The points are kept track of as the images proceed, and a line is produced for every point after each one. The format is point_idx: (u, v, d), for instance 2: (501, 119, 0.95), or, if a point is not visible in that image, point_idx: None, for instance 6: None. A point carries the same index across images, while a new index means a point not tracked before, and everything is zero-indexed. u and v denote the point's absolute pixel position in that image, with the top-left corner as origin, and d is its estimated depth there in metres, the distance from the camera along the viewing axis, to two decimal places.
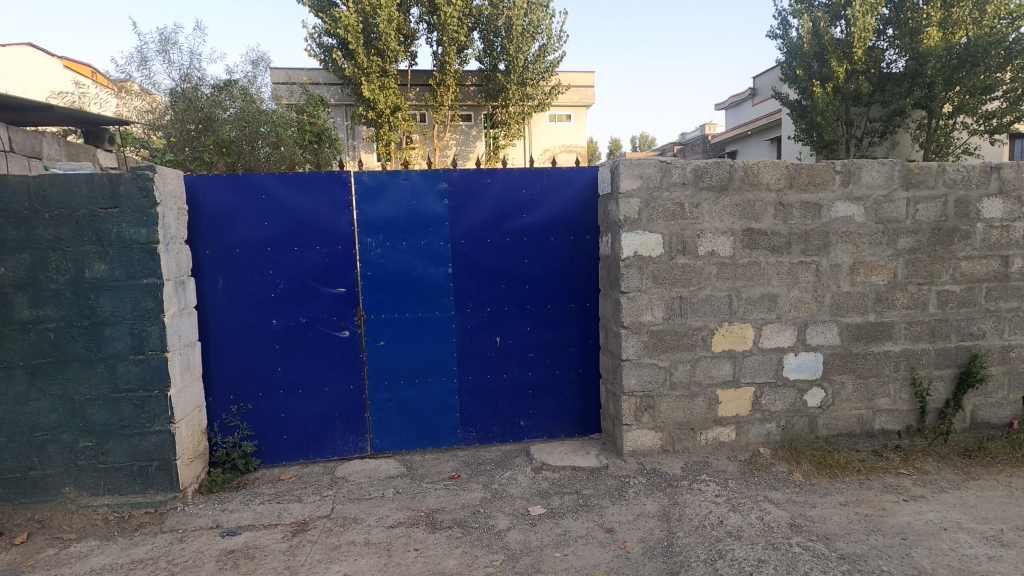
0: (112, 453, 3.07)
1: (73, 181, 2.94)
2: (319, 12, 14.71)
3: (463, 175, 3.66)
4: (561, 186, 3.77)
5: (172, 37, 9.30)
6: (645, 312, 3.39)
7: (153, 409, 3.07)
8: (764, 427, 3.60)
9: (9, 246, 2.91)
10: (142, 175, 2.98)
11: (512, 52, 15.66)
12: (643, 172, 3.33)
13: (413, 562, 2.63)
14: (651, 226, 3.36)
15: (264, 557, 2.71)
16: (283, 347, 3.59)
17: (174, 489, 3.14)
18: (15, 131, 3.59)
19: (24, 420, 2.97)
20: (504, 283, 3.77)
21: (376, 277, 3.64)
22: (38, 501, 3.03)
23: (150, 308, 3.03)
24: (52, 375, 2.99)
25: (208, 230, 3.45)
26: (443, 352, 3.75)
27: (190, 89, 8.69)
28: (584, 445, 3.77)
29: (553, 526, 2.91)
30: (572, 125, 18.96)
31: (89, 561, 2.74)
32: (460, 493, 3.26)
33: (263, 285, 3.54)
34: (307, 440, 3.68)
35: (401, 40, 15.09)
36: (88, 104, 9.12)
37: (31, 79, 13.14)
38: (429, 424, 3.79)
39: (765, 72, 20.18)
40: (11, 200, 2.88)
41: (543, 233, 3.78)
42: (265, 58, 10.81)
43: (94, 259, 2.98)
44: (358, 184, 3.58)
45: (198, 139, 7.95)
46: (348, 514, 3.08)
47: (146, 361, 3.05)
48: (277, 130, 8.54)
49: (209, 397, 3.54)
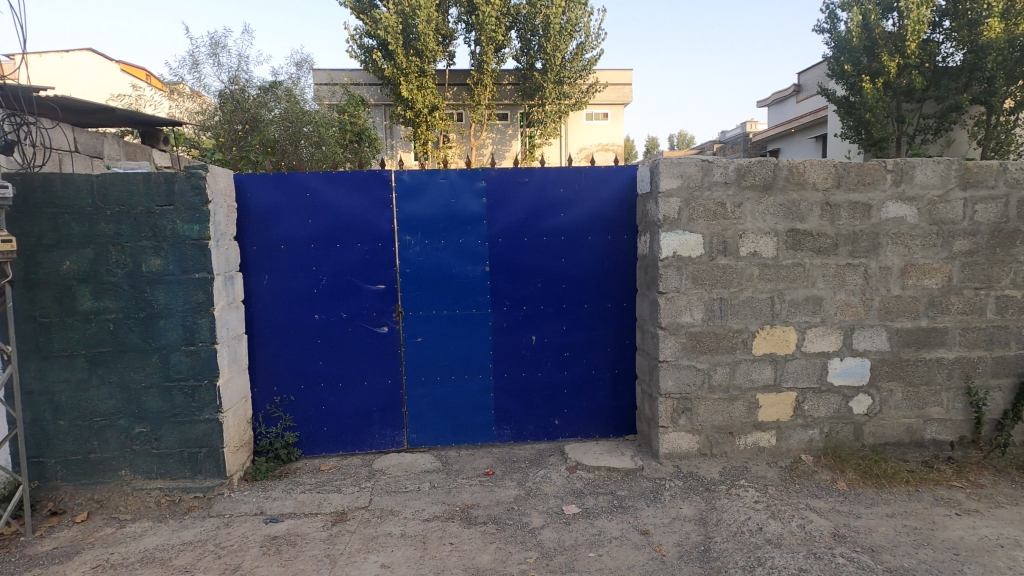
0: (164, 440, 3.22)
1: (132, 180, 3.09)
2: (360, 14, 14.98)
3: (501, 174, 3.69)
4: (598, 186, 3.75)
5: (221, 41, 9.65)
6: (683, 313, 3.34)
7: (202, 398, 3.21)
8: (806, 433, 3.50)
9: (72, 240, 3.07)
10: (195, 174, 3.11)
11: (549, 50, 15.63)
12: (683, 171, 3.28)
13: (448, 555, 2.67)
14: (691, 227, 3.31)
15: (305, 544, 2.80)
16: (325, 341, 3.68)
17: (221, 476, 3.27)
18: (79, 132, 3.81)
19: (85, 405, 3.15)
20: (540, 282, 3.78)
21: (414, 274, 3.70)
22: (97, 482, 3.19)
23: (201, 301, 3.17)
24: (111, 364, 3.15)
25: (255, 227, 3.57)
26: (478, 349, 3.79)
27: (237, 89, 8.93)
28: (619, 446, 3.74)
29: (586, 526, 2.90)
30: (609, 123, 18.81)
31: (143, 541, 2.88)
32: (495, 490, 3.29)
33: (305, 281, 3.64)
34: (346, 432, 3.77)
35: (439, 40, 15.25)
36: (144, 105, 9.61)
37: (88, 82, 13.86)
38: (464, 420, 3.83)
39: (810, 69, 19.58)
40: (75, 197, 3.05)
41: (579, 232, 3.77)
42: (309, 61, 11.12)
43: (150, 254, 3.13)
44: (398, 183, 3.65)
45: (244, 140, 8.24)
46: (385, 506, 3.14)
47: (197, 352, 3.18)
48: (319, 130, 8.76)
49: (254, 389, 3.67)
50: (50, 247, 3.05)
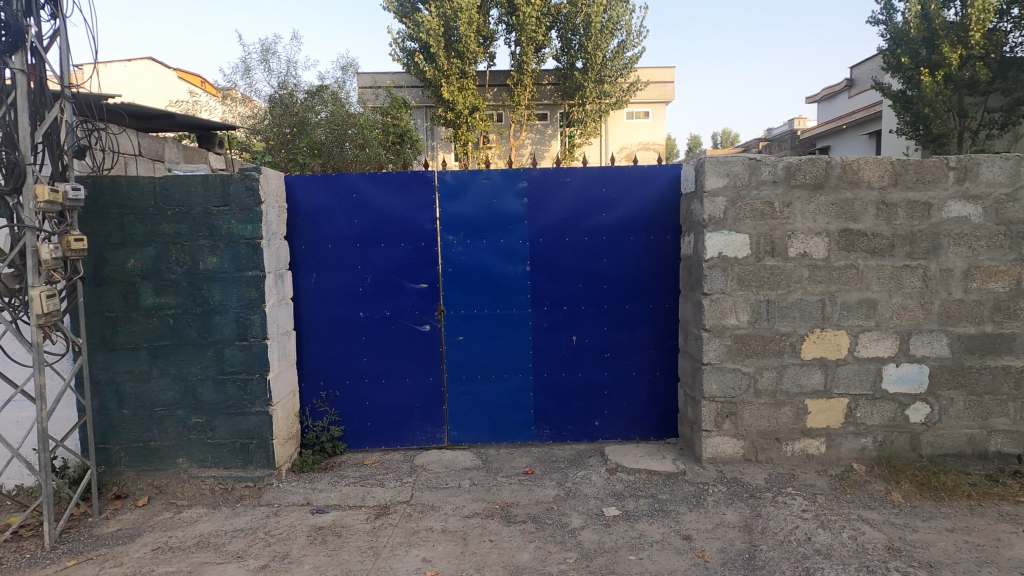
0: (218, 430, 3.36)
1: (191, 182, 3.24)
2: (402, 18, 15.25)
3: (543, 174, 3.69)
4: (641, 185, 3.71)
5: (271, 47, 10.00)
6: (728, 315, 3.27)
7: (253, 392, 3.34)
8: (858, 442, 3.37)
9: (136, 239, 3.25)
10: (249, 176, 3.23)
11: (590, 49, 15.54)
12: (729, 170, 3.21)
13: (488, 552, 2.69)
14: (737, 227, 3.24)
15: (349, 536, 2.87)
16: (369, 338, 3.77)
17: (270, 466, 3.39)
18: (143, 137, 4.02)
19: (147, 395, 3.32)
20: (580, 282, 3.76)
21: (456, 274, 3.75)
22: (156, 468, 3.36)
23: (253, 298, 3.30)
24: (170, 357, 3.32)
25: (304, 227, 3.69)
26: (519, 348, 3.80)
27: (285, 93, 9.22)
28: (660, 449, 3.69)
29: (627, 529, 2.88)
30: (650, 122, 18.54)
31: (199, 527, 3.02)
32: (534, 489, 3.30)
33: (351, 279, 3.73)
34: (388, 428, 3.84)
35: (480, 41, 15.37)
36: (199, 110, 10.07)
37: (147, 89, 14.62)
38: (503, 419, 3.85)
39: (862, 64, 18.82)
40: (140, 198, 3.22)
41: (621, 232, 3.73)
42: (353, 64, 11.37)
43: (206, 253, 3.28)
44: (441, 183, 3.70)
45: (293, 143, 8.53)
46: (426, 501, 3.20)
47: (249, 347, 3.32)
48: (363, 133, 8.97)
49: (302, 383, 3.79)
50: (117, 245, 3.24)
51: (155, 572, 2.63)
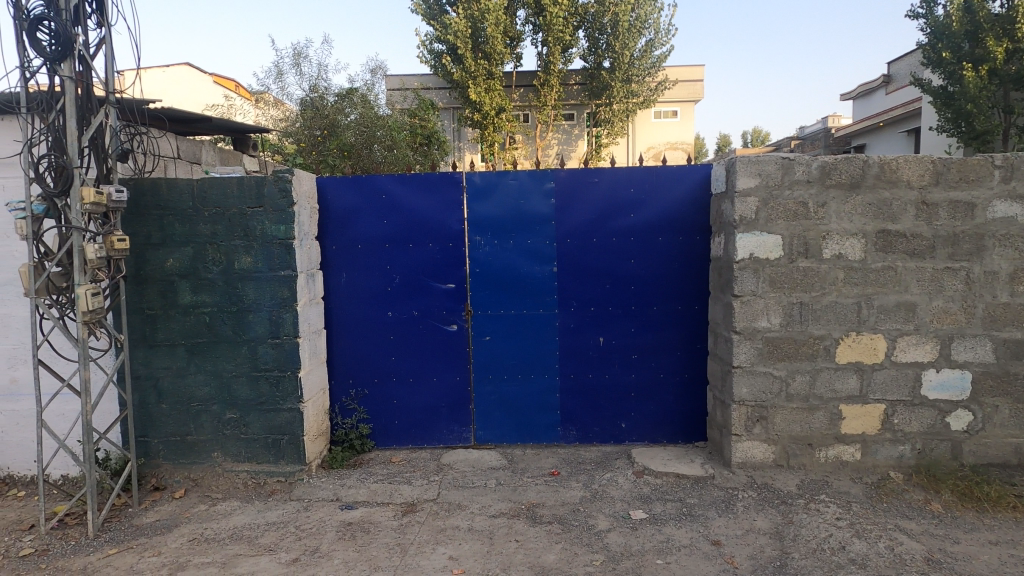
0: (252, 426, 3.45)
1: (227, 184, 3.33)
2: (430, 20, 15.38)
3: (570, 174, 3.68)
4: (670, 185, 3.67)
5: (303, 51, 10.20)
6: (760, 317, 3.21)
7: (285, 388, 3.42)
8: (896, 449, 3.26)
9: (175, 239, 3.35)
10: (283, 178, 3.31)
11: (617, 49, 15.43)
12: (761, 170, 3.15)
13: (514, 552, 2.70)
14: (770, 227, 3.17)
15: (377, 532, 2.92)
16: (397, 337, 3.82)
17: (301, 462, 3.46)
18: (181, 140, 4.15)
19: (184, 390, 3.43)
20: (607, 283, 3.74)
21: (483, 274, 3.77)
22: (192, 462, 3.46)
23: (286, 297, 3.37)
24: (207, 353, 3.41)
25: (335, 227, 3.76)
26: (545, 349, 3.80)
27: (315, 96, 9.39)
28: (689, 453, 3.63)
29: (654, 532, 2.85)
30: (678, 121, 18.31)
31: (233, 519, 3.10)
32: (560, 490, 3.29)
33: (380, 279, 3.79)
34: (415, 426, 3.88)
35: (507, 42, 15.41)
36: (234, 113, 10.33)
37: (184, 94, 15.09)
38: (530, 419, 3.86)
39: (900, 59, 18.26)
40: (179, 200, 3.33)
41: (649, 232, 3.70)
42: (382, 67, 11.51)
43: (241, 253, 3.37)
44: (469, 184, 3.72)
45: (323, 145, 8.69)
46: (453, 500, 3.22)
47: (281, 345, 3.39)
48: (391, 134, 9.08)
49: (332, 381, 3.85)
50: (157, 245, 3.35)
51: (192, 562, 2.71)
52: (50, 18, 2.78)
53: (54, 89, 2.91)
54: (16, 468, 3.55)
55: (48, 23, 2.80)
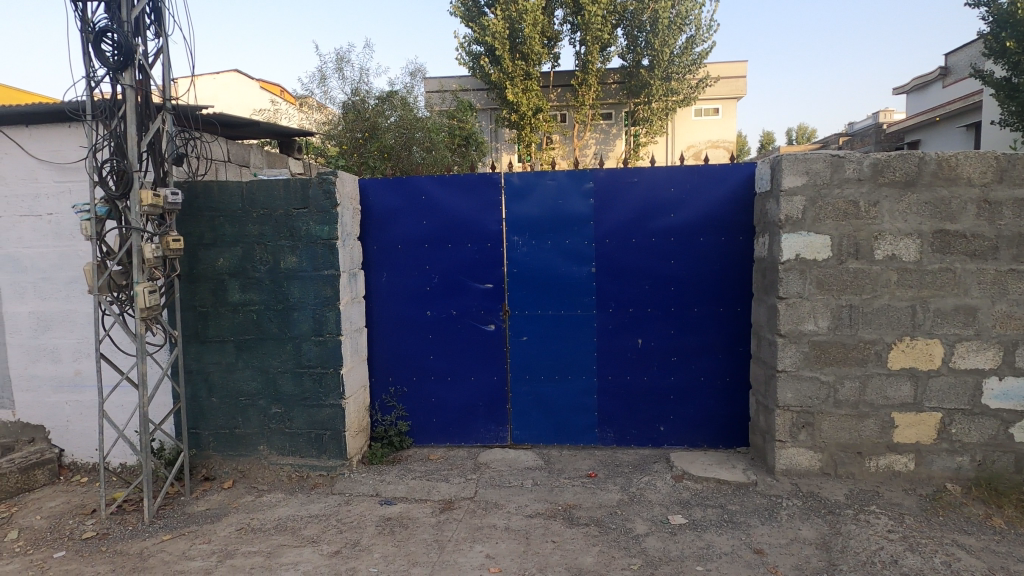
0: (296, 421, 3.55)
1: (275, 186, 3.44)
2: (469, 22, 15.50)
3: (609, 174, 3.64)
4: (712, 185, 3.59)
5: (345, 56, 10.43)
6: (806, 320, 3.11)
7: (328, 385, 3.51)
8: (953, 460, 3.10)
9: (226, 239, 3.49)
10: (327, 180, 3.40)
11: (657, 46, 15.20)
12: (809, 168, 3.05)
13: (551, 553, 2.70)
14: (818, 227, 3.07)
15: (416, 528, 2.96)
16: (436, 336, 3.86)
17: (342, 457, 3.55)
18: (231, 144, 4.31)
19: (233, 385, 3.56)
20: (646, 284, 3.69)
21: (521, 274, 3.78)
22: (240, 454, 3.59)
23: (329, 296, 3.47)
24: (254, 350, 3.54)
25: (376, 228, 3.84)
26: (583, 350, 3.78)
27: (357, 99, 9.58)
28: (730, 458, 3.55)
29: (694, 538, 2.80)
30: (720, 119, 17.90)
31: (278, 510, 3.20)
32: (597, 492, 3.27)
33: (419, 279, 3.84)
34: (453, 425, 3.92)
35: (545, 42, 15.39)
36: (279, 117, 10.66)
37: (233, 99, 15.68)
38: (567, 420, 3.84)
39: (959, 51, 17.35)
40: (229, 202, 3.46)
41: (690, 233, 3.63)
42: (421, 69, 11.67)
43: (287, 252, 3.48)
44: (507, 185, 3.74)
45: (364, 148, 8.88)
46: (490, 499, 3.24)
47: (324, 342, 3.49)
48: (430, 136, 9.23)
49: (372, 379, 3.94)
50: (209, 245, 3.49)
51: (239, 551, 2.82)
52: (113, 30, 2.94)
53: (117, 96, 3.07)
54: (79, 455, 3.77)
55: (112, 35, 2.97)
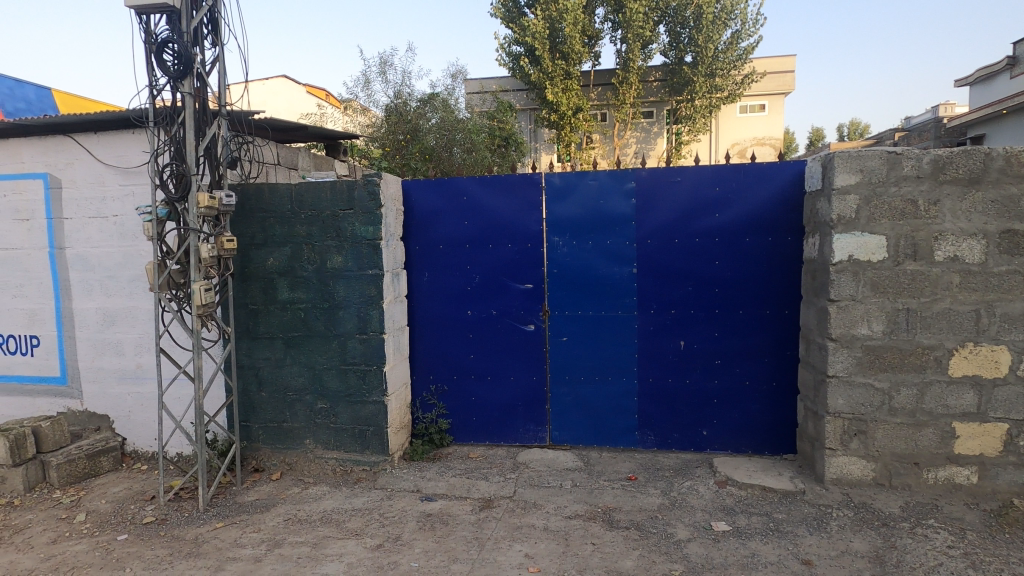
0: (340, 416, 3.65)
1: (322, 188, 3.54)
2: (509, 23, 15.55)
3: (652, 174, 3.60)
4: (759, 184, 3.50)
5: (388, 59, 10.64)
6: (859, 324, 2.99)
7: (371, 382, 3.59)
8: (1021, 474, 2.93)
9: (275, 240, 3.61)
10: (372, 182, 3.48)
11: (700, 42, 14.89)
12: (864, 165, 2.93)
13: (590, 555, 2.69)
14: (872, 227, 2.95)
15: (455, 525, 3.00)
16: (476, 336, 3.90)
17: (384, 453, 3.62)
18: (281, 148, 4.46)
19: (281, 380, 3.69)
20: (690, 285, 3.63)
21: (561, 275, 3.77)
22: (287, 447, 3.72)
23: (373, 295, 3.55)
24: (301, 346, 3.65)
25: (418, 228, 3.90)
26: (623, 352, 3.74)
27: (399, 101, 9.76)
28: (776, 465, 3.44)
29: (738, 546, 2.73)
30: (766, 116, 17.38)
31: (323, 503, 3.30)
32: (638, 496, 3.23)
33: (460, 279, 3.88)
34: (492, 424, 3.95)
35: (585, 41, 15.30)
36: (325, 121, 10.96)
37: (281, 104, 16.22)
38: (607, 422, 3.81)
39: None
40: (279, 203, 3.58)
41: (736, 233, 3.55)
42: (462, 71, 11.77)
43: (333, 252, 3.58)
44: (548, 185, 3.73)
45: (406, 149, 9.04)
46: (529, 498, 3.25)
47: (368, 340, 3.57)
48: (470, 137, 9.34)
49: (414, 376, 4.00)
50: (260, 246, 3.63)
51: (287, 541, 2.92)
52: (174, 41, 3.09)
53: (177, 104, 3.23)
54: (140, 444, 3.98)
55: (173, 45, 3.12)
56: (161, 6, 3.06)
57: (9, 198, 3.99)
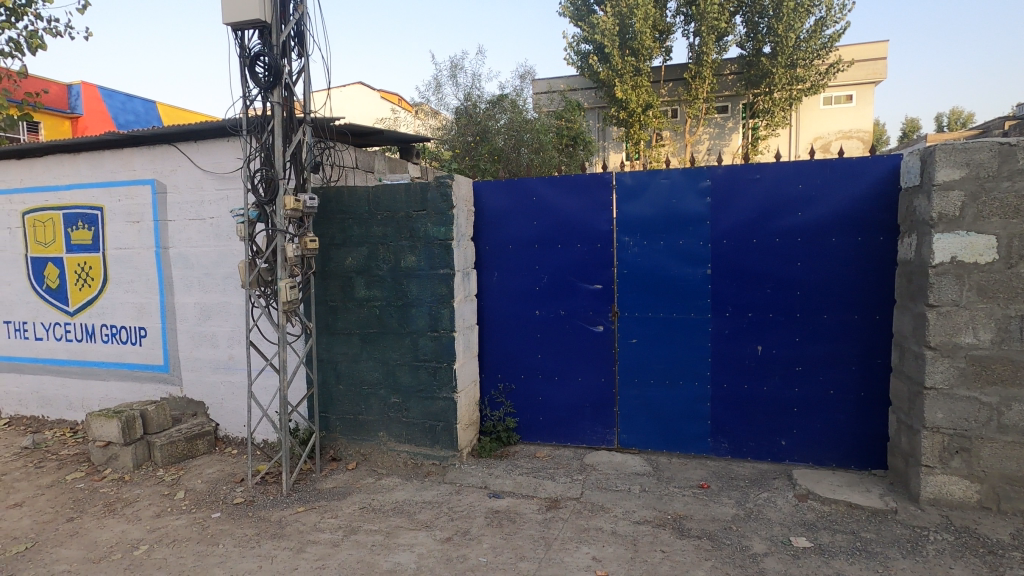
0: (412, 411, 3.77)
1: (397, 190, 3.67)
2: (577, 22, 15.45)
3: (729, 171, 3.47)
4: (847, 180, 3.28)
5: (458, 63, 10.87)
6: (963, 331, 2.74)
7: (442, 378, 3.68)
8: None
9: (354, 240, 3.78)
10: (444, 183, 3.58)
11: (780, 32, 14.18)
12: (970, 158, 2.69)
13: (659, 562, 2.63)
14: (979, 226, 2.69)
15: (523, 523, 3.02)
16: (544, 335, 3.91)
17: (453, 448, 3.71)
18: (359, 152, 4.65)
19: (357, 374, 3.86)
20: (769, 287, 3.46)
21: (632, 275, 3.70)
22: (362, 438, 3.88)
23: (444, 294, 3.64)
24: (376, 343, 3.80)
25: (488, 228, 3.96)
26: (696, 355, 3.63)
27: (468, 103, 9.93)
28: (864, 481, 3.22)
29: (820, 564, 2.58)
30: (854, 107, 16.27)
31: (395, 494, 3.43)
32: (710, 505, 3.12)
33: (529, 279, 3.91)
34: (560, 424, 3.95)
35: (656, 36, 14.95)
36: (398, 125, 11.38)
37: (357, 110, 16.99)
38: (677, 427, 3.71)
39: None
40: (357, 205, 3.75)
41: (820, 233, 3.35)
42: (530, 71, 11.83)
43: (407, 252, 3.70)
44: (619, 185, 3.68)
45: (475, 151, 9.19)
46: (596, 501, 3.22)
47: (439, 338, 3.67)
48: (538, 137, 9.41)
49: (483, 375, 4.07)
50: (339, 246, 3.81)
51: (362, 528, 3.05)
52: (265, 54, 3.32)
53: (267, 113, 3.45)
54: (231, 429, 4.28)
55: (264, 58, 3.35)
56: (254, 22, 3.29)
57: (123, 202, 4.42)
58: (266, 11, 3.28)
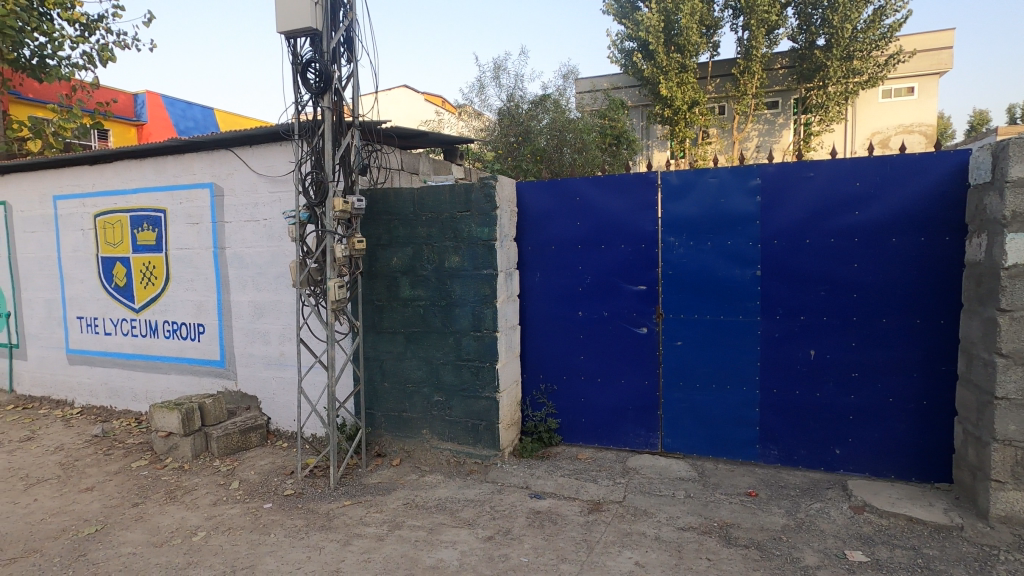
0: (455, 409, 3.81)
1: (442, 191, 3.72)
2: (621, 19, 15.27)
3: (780, 169, 3.35)
4: (909, 177, 3.12)
5: (501, 64, 10.94)
6: None
7: (485, 378, 3.71)
8: None
9: (399, 240, 3.86)
10: (488, 184, 3.61)
11: (835, 23, 13.63)
12: None
13: (705, 570, 2.57)
14: None
15: (564, 525, 3.01)
16: (586, 336, 3.88)
17: (495, 447, 3.73)
18: (404, 154, 4.74)
19: (401, 372, 3.93)
20: (823, 289, 3.33)
21: (677, 276, 3.63)
22: (406, 435, 3.95)
23: (487, 294, 3.67)
24: (420, 341, 3.87)
25: (531, 229, 3.96)
26: (744, 359, 3.53)
27: (511, 104, 9.97)
28: (926, 494, 3.05)
29: None
30: (915, 100, 15.46)
31: (438, 491, 3.48)
32: (759, 514, 3.03)
33: (571, 279, 3.89)
34: (602, 426, 3.91)
35: (703, 31, 14.62)
36: (443, 127, 11.53)
37: (401, 113, 17.34)
38: (724, 432, 3.62)
39: None
40: (403, 206, 3.82)
41: (879, 233, 3.20)
42: (573, 71, 11.78)
43: (451, 253, 3.74)
44: (665, 184, 3.61)
45: (518, 152, 9.22)
46: (639, 505, 3.18)
47: (482, 337, 3.70)
48: (581, 137, 9.36)
49: (525, 375, 4.07)
50: (385, 246, 3.89)
51: (406, 524, 3.11)
52: (316, 61, 3.42)
53: (317, 117, 3.56)
54: (281, 423, 4.44)
55: (315, 64, 3.45)
56: (306, 29, 3.39)
57: (184, 205, 4.65)
58: (317, 19, 3.37)
